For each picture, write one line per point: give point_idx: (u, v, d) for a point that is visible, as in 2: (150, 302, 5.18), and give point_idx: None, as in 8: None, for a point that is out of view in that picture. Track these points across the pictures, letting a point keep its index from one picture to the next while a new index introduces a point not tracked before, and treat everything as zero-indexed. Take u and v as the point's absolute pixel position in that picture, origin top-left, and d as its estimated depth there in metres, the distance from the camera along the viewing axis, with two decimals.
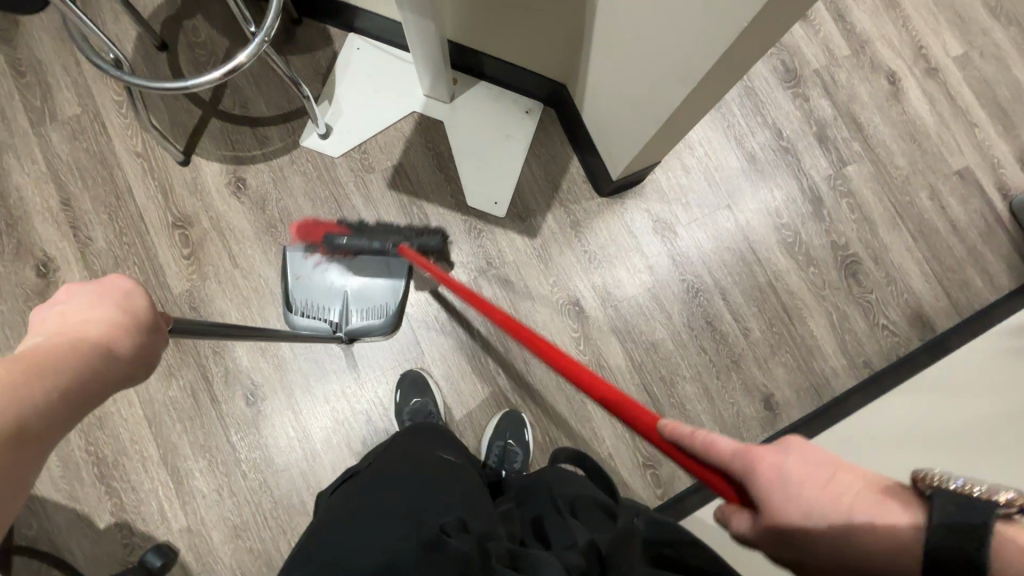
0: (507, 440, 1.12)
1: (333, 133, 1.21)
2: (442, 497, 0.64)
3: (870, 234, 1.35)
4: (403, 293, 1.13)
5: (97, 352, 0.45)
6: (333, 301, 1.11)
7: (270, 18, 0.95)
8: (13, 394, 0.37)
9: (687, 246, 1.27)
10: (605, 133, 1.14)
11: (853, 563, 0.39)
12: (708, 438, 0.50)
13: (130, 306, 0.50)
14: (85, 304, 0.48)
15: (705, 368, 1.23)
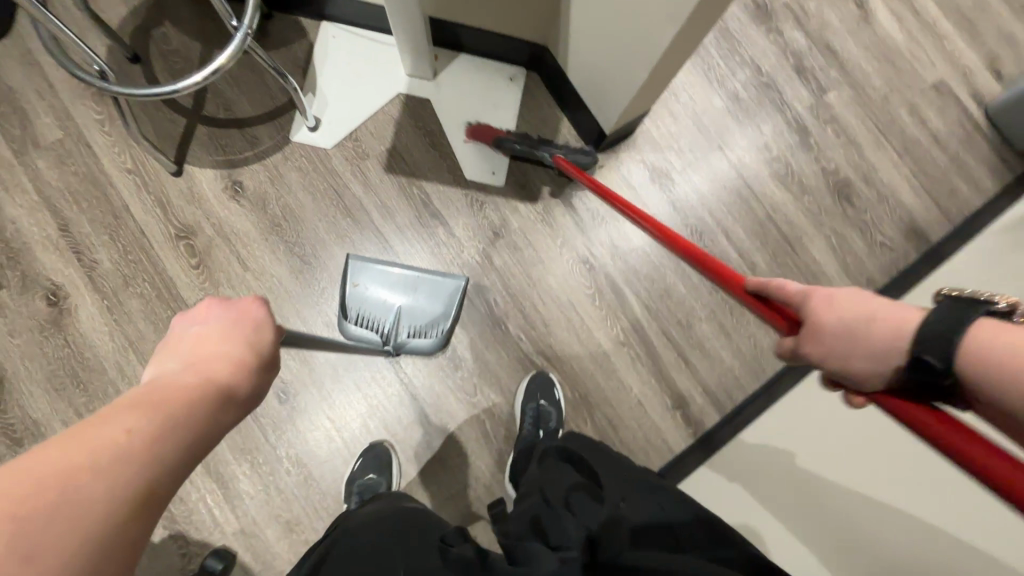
0: (538, 401, 1.14)
1: (323, 125, 1.20)
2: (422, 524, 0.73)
3: (858, 156, 1.39)
4: (455, 314, 1.16)
5: (221, 396, 0.45)
6: (387, 314, 1.14)
7: (250, 12, 0.94)
8: (155, 446, 0.38)
9: (684, 191, 1.31)
10: (594, 88, 1.15)
11: (865, 355, 0.45)
12: (777, 281, 0.55)
13: (255, 342, 0.51)
14: (217, 336, 0.49)
15: (719, 306, 1.26)
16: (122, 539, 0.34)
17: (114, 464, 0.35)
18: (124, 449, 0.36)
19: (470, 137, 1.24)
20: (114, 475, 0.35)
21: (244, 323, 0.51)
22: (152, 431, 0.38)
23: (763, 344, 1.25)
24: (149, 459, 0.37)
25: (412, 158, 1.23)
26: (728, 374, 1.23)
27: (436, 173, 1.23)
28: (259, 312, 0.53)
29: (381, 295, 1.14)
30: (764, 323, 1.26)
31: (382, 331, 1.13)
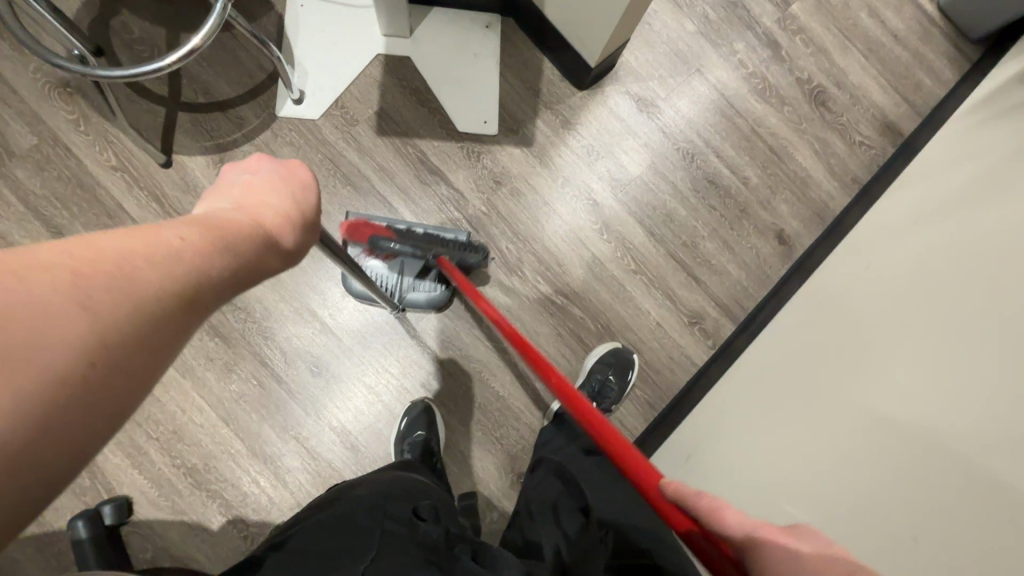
0: (607, 375, 1.17)
1: (307, 96, 1.18)
2: (414, 493, 0.73)
3: (827, 62, 1.43)
4: (460, 272, 1.17)
5: (264, 236, 0.47)
6: (389, 270, 1.14)
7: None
8: (206, 258, 0.40)
9: (671, 116, 1.34)
10: (573, 25, 1.16)
11: None
12: (718, 509, 0.44)
13: (300, 201, 0.54)
14: (265, 188, 0.52)
15: (719, 223, 1.31)
16: (169, 328, 0.36)
17: (171, 255, 0.37)
18: (180, 248, 0.39)
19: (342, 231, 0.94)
20: (167, 265, 0.37)
21: (291, 183, 0.54)
22: (203, 244, 0.41)
23: (765, 253, 1.31)
24: (198, 265, 0.39)
25: (403, 118, 1.22)
26: (737, 285, 1.29)
27: (429, 130, 1.23)
28: (305, 175, 0.56)
29: None
30: (763, 233, 1.32)
31: (385, 285, 1.14)
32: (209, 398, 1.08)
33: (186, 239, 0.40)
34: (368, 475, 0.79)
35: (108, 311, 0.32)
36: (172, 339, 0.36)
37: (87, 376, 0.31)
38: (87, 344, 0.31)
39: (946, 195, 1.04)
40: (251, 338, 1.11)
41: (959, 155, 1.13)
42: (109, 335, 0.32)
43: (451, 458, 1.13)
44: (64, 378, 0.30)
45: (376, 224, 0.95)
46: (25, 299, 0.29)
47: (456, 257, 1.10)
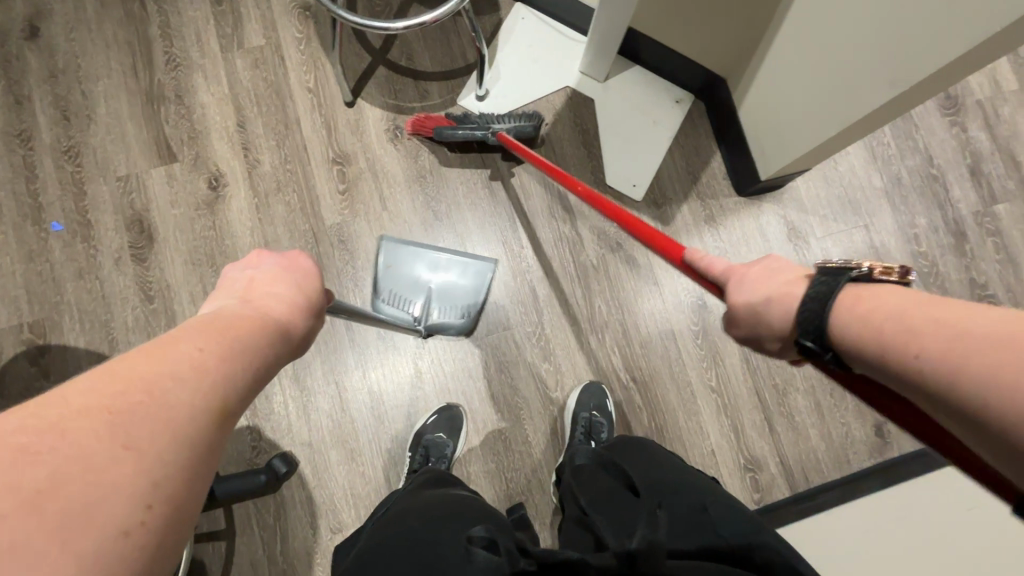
0: (591, 412, 1.13)
1: (489, 97, 1.25)
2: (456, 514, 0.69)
3: (1014, 276, 1.30)
4: (484, 294, 1.18)
5: (277, 328, 0.49)
6: (416, 295, 1.17)
7: None
8: (232, 370, 0.41)
9: (818, 257, 1.27)
10: (760, 132, 1.14)
11: (773, 326, 0.54)
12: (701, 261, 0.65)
13: (304, 286, 0.58)
14: (270, 280, 0.56)
15: (821, 384, 1.21)
16: (211, 444, 0.36)
17: (195, 369, 0.38)
18: (200, 361, 0.39)
19: (411, 130, 1.19)
20: (196, 381, 0.37)
21: (295, 272, 0.58)
22: (224, 352, 0.41)
23: (856, 437, 1.19)
24: (224, 372, 0.40)
25: (562, 150, 1.26)
26: (811, 454, 1.18)
27: (579, 171, 1.25)
28: (306, 262, 0.61)
29: (413, 274, 1.18)
30: (863, 416, 1.20)
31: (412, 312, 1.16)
32: None
33: (205, 350, 0.41)
34: (396, 506, 0.77)
35: (155, 444, 0.33)
36: (211, 453, 0.36)
37: (152, 505, 0.32)
38: (145, 481, 0.31)
39: None
40: (343, 281, 1.17)
41: None
42: (160, 466, 0.33)
43: (457, 473, 1.12)
44: (131, 516, 0.30)
45: (438, 116, 1.19)
46: (79, 455, 0.30)
47: (512, 128, 1.16)
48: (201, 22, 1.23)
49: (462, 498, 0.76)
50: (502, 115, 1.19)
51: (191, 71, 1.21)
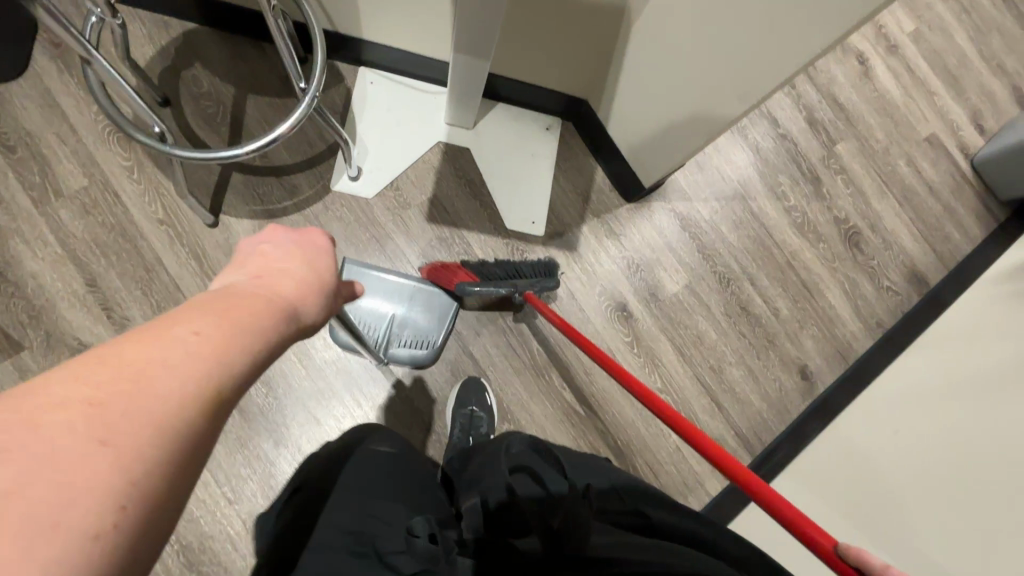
0: (471, 409, 1.11)
1: (363, 174, 1.18)
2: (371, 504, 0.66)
3: (865, 204, 1.49)
4: (448, 332, 1.16)
5: (292, 312, 0.41)
6: (379, 322, 1.14)
7: (320, 70, 0.88)
8: (223, 353, 0.33)
9: (712, 237, 1.36)
10: (633, 147, 1.19)
11: None
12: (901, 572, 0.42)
13: (321, 263, 0.48)
14: (283, 252, 0.47)
15: (747, 351, 1.33)
16: (196, 442, 0.30)
17: (187, 357, 0.31)
18: (199, 344, 0.33)
19: (428, 277, 1.16)
20: (189, 368, 0.31)
21: (312, 250, 0.49)
22: (227, 331, 0.35)
23: (787, 387, 1.32)
24: (225, 358, 0.33)
25: (453, 208, 1.23)
26: (758, 417, 1.29)
27: (477, 223, 1.23)
28: (323, 241, 0.50)
29: (377, 301, 1.14)
30: (787, 366, 1.34)
31: (373, 339, 1.12)
32: (217, 471, 1.04)
33: (204, 329, 0.34)
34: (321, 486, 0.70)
35: (131, 439, 0.27)
36: (188, 458, 0.30)
37: (125, 505, 0.26)
38: (114, 484, 0.26)
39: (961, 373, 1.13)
40: (271, 416, 1.08)
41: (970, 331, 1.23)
42: (133, 463, 0.27)
43: None
44: (94, 521, 0.25)
45: (455, 266, 1.14)
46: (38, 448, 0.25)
47: (538, 288, 1.13)
48: None
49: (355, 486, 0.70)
50: (521, 267, 1.17)
51: (5, 240, 1.02)
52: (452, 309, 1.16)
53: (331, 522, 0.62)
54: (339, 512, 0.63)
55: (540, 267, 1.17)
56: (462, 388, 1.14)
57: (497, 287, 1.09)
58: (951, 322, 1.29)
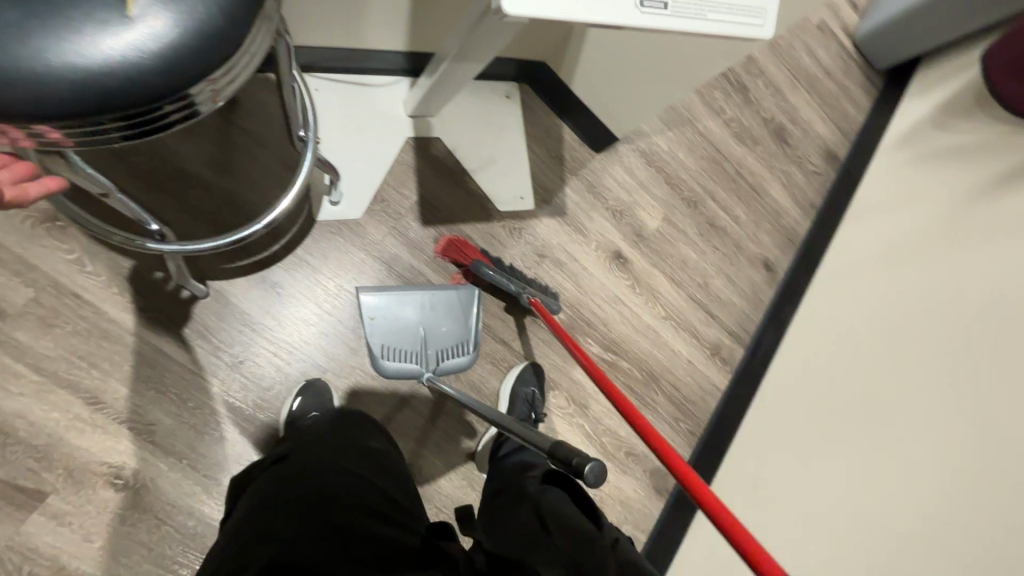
0: (530, 387, 1.18)
1: (344, 196, 1.12)
2: (354, 480, 0.75)
3: (783, 100, 1.65)
4: (478, 331, 1.15)
5: None
6: (413, 341, 1.10)
7: (312, 115, 0.76)
8: None
9: (673, 166, 1.46)
10: (602, 104, 1.23)
11: None
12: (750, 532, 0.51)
13: None
14: None
15: (723, 261, 1.50)
16: None
17: None
18: None
19: (441, 250, 1.15)
20: None
21: None
22: None
23: (758, 281, 1.53)
24: None
25: (444, 205, 1.20)
26: (742, 313, 1.50)
27: (471, 213, 1.22)
28: None
29: (402, 322, 1.10)
30: (755, 264, 1.54)
31: (414, 359, 1.09)
32: None
33: None
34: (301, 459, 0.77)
35: None
36: None
37: None
38: None
39: (892, 234, 1.35)
40: None
41: (887, 196, 1.47)
42: None
43: None
44: None
45: (475, 247, 1.17)
46: None
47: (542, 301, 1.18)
48: None
49: (339, 438, 0.84)
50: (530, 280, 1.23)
51: None
52: (474, 306, 1.15)
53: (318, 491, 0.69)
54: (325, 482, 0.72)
55: (539, 284, 1.24)
56: (516, 377, 1.19)
57: (506, 285, 1.14)
58: (873, 192, 1.53)
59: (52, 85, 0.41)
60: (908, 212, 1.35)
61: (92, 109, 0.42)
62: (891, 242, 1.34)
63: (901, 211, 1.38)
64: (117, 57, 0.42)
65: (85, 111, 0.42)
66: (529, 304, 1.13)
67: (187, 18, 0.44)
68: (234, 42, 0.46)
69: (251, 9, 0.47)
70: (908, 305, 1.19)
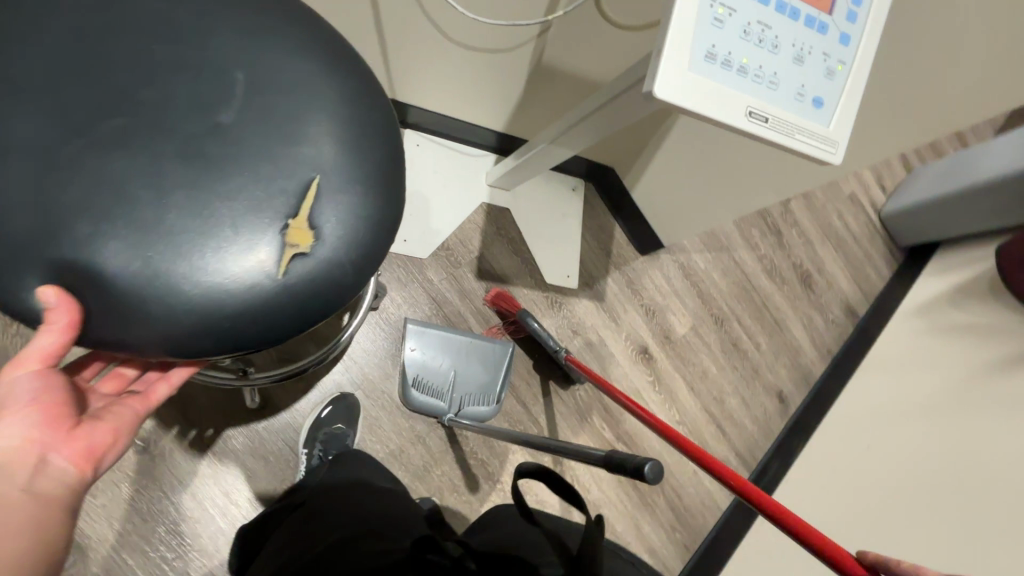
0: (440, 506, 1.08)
1: (417, 236, 1.23)
2: (363, 515, 0.82)
3: (813, 252, 1.80)
4: (505, 386, 1.21)
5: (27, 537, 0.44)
6: (444, 381, 1.17)
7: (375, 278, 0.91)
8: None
9: (708, 284, 1.58)
10: (657, 214, 1.37)
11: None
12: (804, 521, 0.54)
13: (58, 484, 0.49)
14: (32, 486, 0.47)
15: (741, 382, 1.56)
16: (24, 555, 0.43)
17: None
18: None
19: (489, 300, 1.25)
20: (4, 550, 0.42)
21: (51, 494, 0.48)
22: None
23: (771, 410, 1.58)
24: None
25: (501, 266, 1.31)
26: (750, 437, 1.53)
27: (521, 279, 1.33)
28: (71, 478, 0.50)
29: (438, 361, 1.18)
30: (770, 392, 1.59)
31: (442, 397, 1.16)
32: None
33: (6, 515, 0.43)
34: (316, 494, 0.88)
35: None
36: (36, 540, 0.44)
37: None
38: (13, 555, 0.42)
39: (906, 391, 1.41)
40: None
41: (902, 355, 1.55)
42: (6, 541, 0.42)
43: None
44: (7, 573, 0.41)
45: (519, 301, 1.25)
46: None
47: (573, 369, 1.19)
48: None
49: (340, 479, 0.92)
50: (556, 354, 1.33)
51: None
52: (505, 362, 1.22)
53: (324, 531, 0.79)
54: (332, 520, 0.81)
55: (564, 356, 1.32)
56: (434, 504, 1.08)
57: (547, 340, 1.17)
58: (893, 349, 1.61)
59: (181, 319, 0.49)
60: (925, 373, 1.40)
61: (206, 337, 0.50)
62: (904, 397, 1.39)
63: (916, 372, 1.44)
64: (245, 301, 0.51)
65: (208, 345, 0.51)
66: (565, 361, 1.13)
67: (326, 275, 0.54)
68: (358, 288, 0.57)
69: (376, 261, 0.59)
70: (914, 456, 1.22)
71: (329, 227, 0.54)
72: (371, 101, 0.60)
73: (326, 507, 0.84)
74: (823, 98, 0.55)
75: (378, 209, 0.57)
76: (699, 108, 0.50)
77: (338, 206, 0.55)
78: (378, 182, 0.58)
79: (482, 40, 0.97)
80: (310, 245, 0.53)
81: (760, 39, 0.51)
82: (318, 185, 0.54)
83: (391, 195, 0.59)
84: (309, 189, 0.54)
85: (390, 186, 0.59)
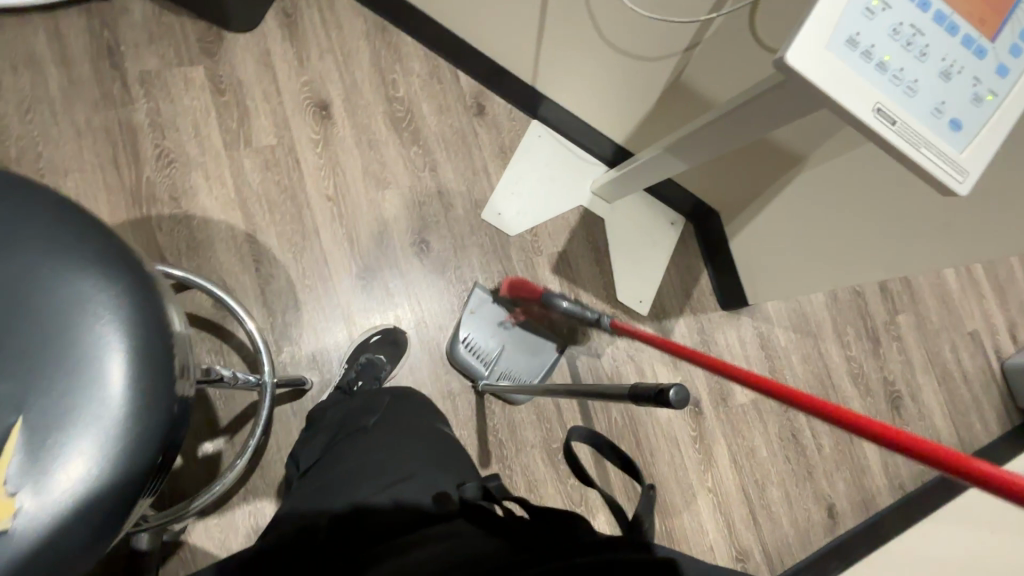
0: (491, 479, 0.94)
1: (511, 213, 1.29)
2: (412, 454, 0.77)
3: (911, 374, 1.63)
4: (543, 376, 1.22)
5: None
6: (490, 350, 1.20)
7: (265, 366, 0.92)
8: None
9: (783, 364, 1.48)
10: (749, 268, 1.33)
11: None
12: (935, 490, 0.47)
13: None
14: None
15: (790, 477, 1.42)
16: None
17: None
18: None
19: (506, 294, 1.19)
20: None
21: None
22: None
23: (815, 520, 1.41)
24: None
25: (577, 268, 1.33)
26: (783, 540, 1.38)
27: (593, 286, 1.34)
28: None
29: (491, 331, 1.21)
30: (819, 501, 1.43)
31: (483, 362, 1.19)
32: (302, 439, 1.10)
33: None
34: (372, 423, 0.85)
35: None
36: None
37: None
38: None
39: None
40: None
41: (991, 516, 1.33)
42: None
43: None
44: None
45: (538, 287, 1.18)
46: None
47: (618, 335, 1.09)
48: (201, 114, 1.19)
49: (403, 421, 0.85)
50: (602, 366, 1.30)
51: (187, 170, 1.16)
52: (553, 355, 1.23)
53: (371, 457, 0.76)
54: (382, 446, 0.78)
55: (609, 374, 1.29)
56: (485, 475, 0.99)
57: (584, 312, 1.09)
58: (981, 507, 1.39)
59: None
60: None
61: None
62: None
63: None
64: None
65: None
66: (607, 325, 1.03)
67: (79, 502, 0.47)
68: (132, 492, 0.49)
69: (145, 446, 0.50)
70: None
71: (52, 476, 0.47)
72: (86, 276, 0.51)
73: (379, 436, 0.81)
74: (960, 123, 0.53)
75: (122, 417, 0.49)
76: (826, 87, 0.50)
77: (49, 446, 0.47)
78: (118, 383, 0.49)
79: (631, 42, 1.02)
80: (15, 512, 0.45)
81: (909, 42, 0.51)
82: (18, 436, 0.47)
83: (133, 386, 0.50)
84: (2, 444, 0.46)
85: (129, 377, 0.50)
